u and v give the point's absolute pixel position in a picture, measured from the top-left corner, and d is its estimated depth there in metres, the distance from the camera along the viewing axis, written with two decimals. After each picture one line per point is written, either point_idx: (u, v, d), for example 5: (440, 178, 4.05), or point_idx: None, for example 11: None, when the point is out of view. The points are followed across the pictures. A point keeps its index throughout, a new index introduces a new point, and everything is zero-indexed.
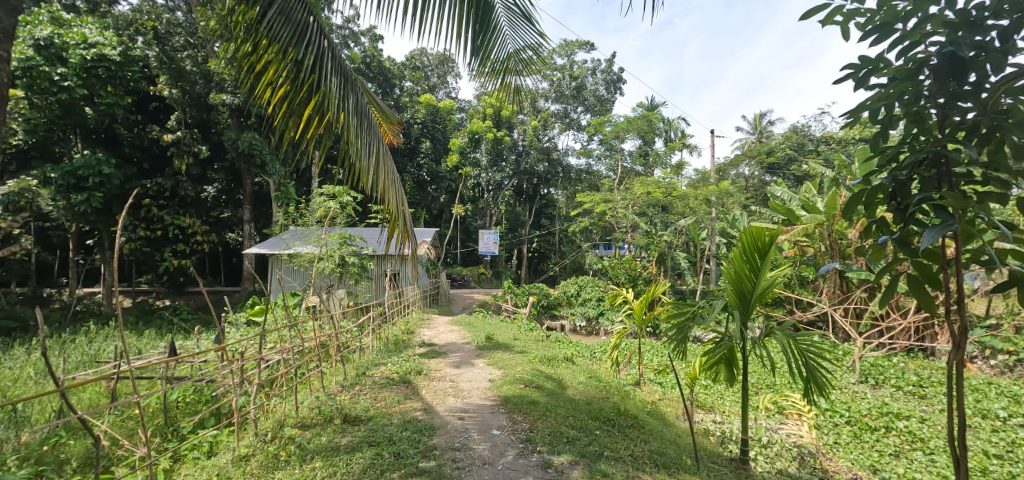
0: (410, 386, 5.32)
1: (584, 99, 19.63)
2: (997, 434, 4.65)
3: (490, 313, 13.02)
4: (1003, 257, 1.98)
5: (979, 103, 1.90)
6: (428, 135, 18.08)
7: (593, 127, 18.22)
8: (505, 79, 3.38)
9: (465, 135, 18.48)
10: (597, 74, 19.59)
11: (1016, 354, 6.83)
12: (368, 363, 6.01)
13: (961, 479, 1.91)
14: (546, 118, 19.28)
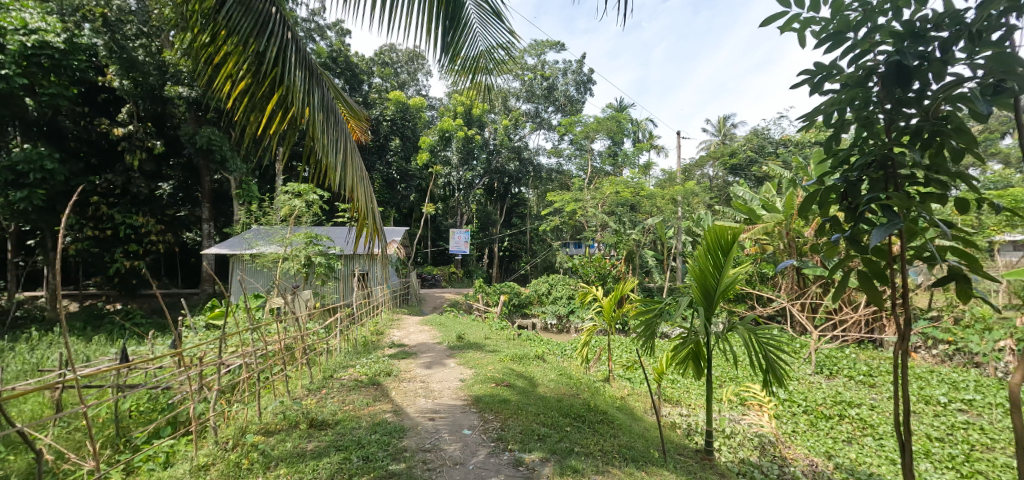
0: (379, 388, 5.22)
1: (555, 99, 19.80)
2: (939, 418, 4.99)
3: (460, 312, 12.96)
4: (944, 254, 2.12)
5: (921, 110, 2.02)
6: (397, 132, 17.76)
7: (564, 126, 18.36)
8: (476, 77, 3.38)
9: (436, 133, 18.28)
10: (567, 75, 19.76)
11: (953, 343, 7.35)
12: (335, 366, 5.87)
13: (906, 462, 2.04)
14: (517, 117, 19.33)
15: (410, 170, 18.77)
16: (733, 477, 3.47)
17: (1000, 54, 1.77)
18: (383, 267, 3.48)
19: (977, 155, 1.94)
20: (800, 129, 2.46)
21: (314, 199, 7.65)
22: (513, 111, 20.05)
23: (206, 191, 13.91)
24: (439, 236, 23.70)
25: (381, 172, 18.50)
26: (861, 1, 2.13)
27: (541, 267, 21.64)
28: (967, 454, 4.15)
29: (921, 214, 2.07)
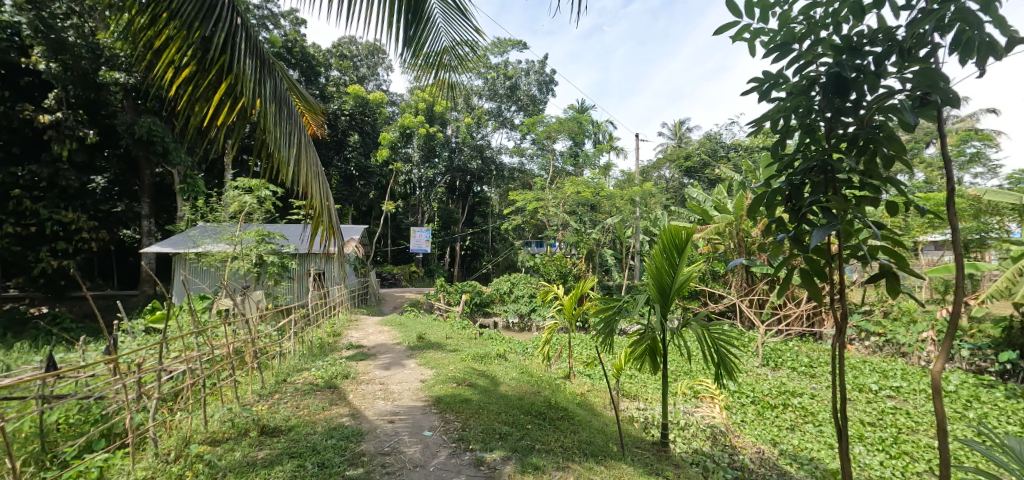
0: (336, 391, 5.06)
1: (516, 99, 19.92)
2: (870, 404, 5.41)
3: (420, 312, 12.78)
4: (876, 253, 2.29)
5: (857, 119, 2.17)
6: (357, 128, 17.22)
7: (526, 126, 18.44)
8: (441, 74, 3.34)
9: (396, 130, 17.91)
10: (530, 75, 19.91)
11: (882, 335, 7.97)
12: (288, 370, 5.64)
13: (841, 446, 2.20)
14: (479, 116, 19.25)
15: (369, 166, 18.32)
16: (687, 467, 3.61)
17: (926, 69, 1.94)
18: (340, 266, 3.36)
19: (905, 161, 2.11)
20: (749, 134, 2.59)
21: (267, 195, 7.31)
22: (475, 109, 19.98)
23: (145, 186, 13.00)
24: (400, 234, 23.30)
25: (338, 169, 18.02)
26: (805, 15, 2.27)
27: (503, 266, 21.70)
28: (895, 437, 4.51)
29: (857, 216, 2.23)
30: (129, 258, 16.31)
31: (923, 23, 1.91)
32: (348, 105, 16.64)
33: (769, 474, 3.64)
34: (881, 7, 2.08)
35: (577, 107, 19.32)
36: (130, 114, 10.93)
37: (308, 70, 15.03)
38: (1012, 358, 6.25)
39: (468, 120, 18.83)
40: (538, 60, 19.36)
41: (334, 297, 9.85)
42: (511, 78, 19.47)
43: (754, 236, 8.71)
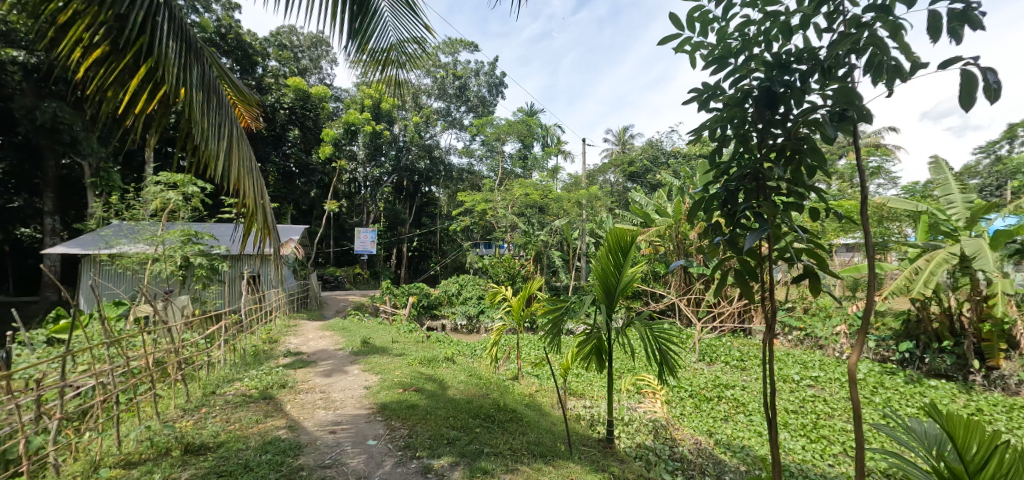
0: (272, 402, 4.75)
1: (466, 99, 19.82)
2: (794, 393, 5.89)
3: (363, 316, 12.34)
4: (800, 255, 2.51)
5: (785, 131, 2.37)
6: (297, 122, 16.32)
7: (475, 127, 18.34)
8: (387, 71, 3.26)
9: (340, 126, 17.08)
10: (479, 76, 19.87)
11: (803, 330, 8.72)
12: (217, 380, 5.23)
13: (771, 433, 2.38)
14: (428, 115, 18.88)
15: (311, 163, 17.43)
16: (631, 462, 3.74)
17: (844, 88, 2.15)
18: (276, 268, 3.18)
19: (825, 171, 2.33)
20: (689, 141, 2.75)
21: (195, 191, 6.72)
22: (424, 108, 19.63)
23: (49, 180, 11.59)
24: (342, 235, 22.43)
25: (276, 165, 16.80)
26: (739, 32, 2.45)
27: (451, 267, 21.46)
28: (815, 422, 4.94)
29: (783, 221, 2.43)
30: (27, 260, 14.54)
31: (842, 46, 2.12)
32: (287, 98, 15.58)
33: (706, 464, 3.85)
34: (806, 29, 2.29)
35: (526, 110, 19.49)
36: (31, 97, 9.59)
37: (243, 59, 14.00)
38: (910, 348, 7.10)
39: (416, 119, 18.38)
40: (488, 61, 19.37)
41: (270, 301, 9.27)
42: (460, 78, 19.35)
43: (692, 238, 9.23)
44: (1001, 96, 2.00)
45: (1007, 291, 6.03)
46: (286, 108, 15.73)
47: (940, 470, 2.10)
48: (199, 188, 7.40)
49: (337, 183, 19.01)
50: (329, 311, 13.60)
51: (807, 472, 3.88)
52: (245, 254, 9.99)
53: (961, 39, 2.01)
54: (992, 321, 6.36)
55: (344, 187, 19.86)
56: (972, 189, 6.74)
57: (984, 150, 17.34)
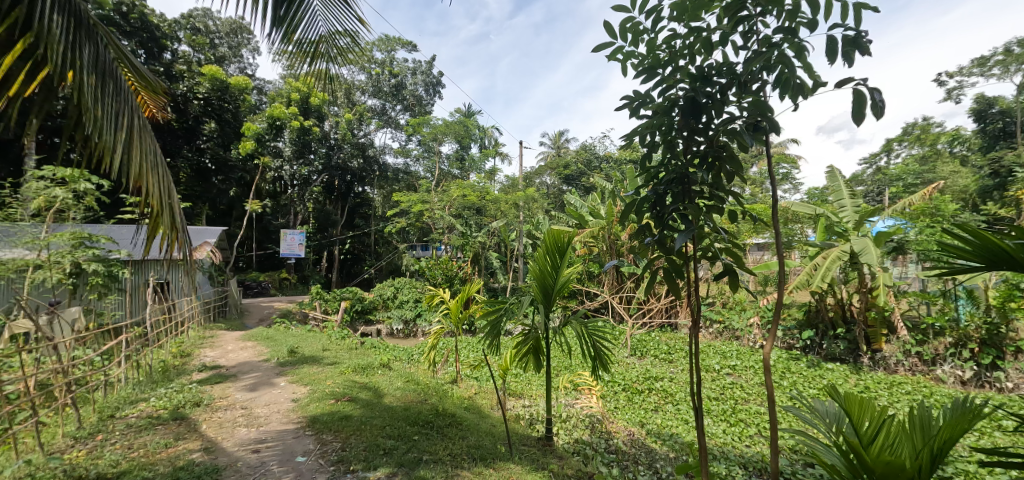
0: (186, 423, 4.32)
1: (402, 98, 19.35)
2: (716, 381, 6.38)
3: (290, 325, 11.59)
4: (721, 254, 2.72)
5: (707, 139, 2.57)
6: (212, 114, 14.41)
7: (411, 126, 17.82)
8: (317, 64, 3.10)
9: (265, 121, 15.66)
10: (416, 75, 19.47)
11: (721, 322, 9.45)
12: (116, 402, 4.65)
13: (698, 420, 2.55)
14: (361, 112, 18.16)
15: (229, 159, 15.87)
16: (570, 457, 3.85)
17: (757, 101, 2.38)
18: (188, 274, 2.91)
19: (742, 177, 2.55)
20: (621, 146, 2.89)
21: (91, 188, 5.86)
22: (357, 105, 18.87)
23: None
24: (265, 238, 20.90)
25: (188, 160, 14.81)
26: (667, 45, 2.63)
27: (387, 269, 20.98)
28: (734, 407, 5.38)
29: (706, 223, 2.64)
30: None
31: (756, 62, 2.33)
32: (202, 87, 13.72)
33: (639, 454, 4.04)
34: (725, 45, 2.51)
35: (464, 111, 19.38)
36: None
37: (149, 41, 12.75)
38: (811, 335, 7.98)
39: (348, 116, 17.53)
40: (425, 60, 19.06)
41: (182, 311, 8.37)
42: (396, 76, 18.98)
43: (623, 239, 9.72)
44: (885, 113, 2.31)
45: (887, 283, 7.01)
46: (199, 98, 13.82)
47: (838, 441, 2.36)
48: (92, 185, 6.52)
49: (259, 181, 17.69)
50: (250, 321, 12.59)
51: (728, 454, 4.20)
52: (148, 260, 8.95)
53: (853, 62, 2.29)
54: (876, 309, 7.28)
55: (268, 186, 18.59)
56: (857, 195, 7.72)
57: (869, 161, 19.96)
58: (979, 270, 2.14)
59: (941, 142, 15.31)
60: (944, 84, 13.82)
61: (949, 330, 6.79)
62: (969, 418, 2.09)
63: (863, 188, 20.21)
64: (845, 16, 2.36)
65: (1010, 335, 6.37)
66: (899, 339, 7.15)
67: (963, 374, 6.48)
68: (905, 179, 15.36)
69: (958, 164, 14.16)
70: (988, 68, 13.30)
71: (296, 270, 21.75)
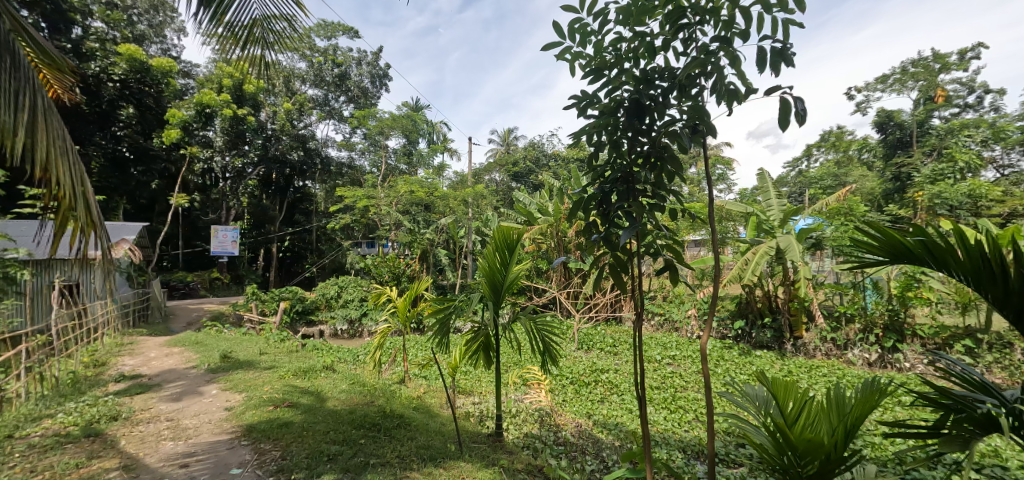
0: (100, 440, 3.91)
1: (346, 89, 18.57)
2: (657, 371, 6.71)
3: (222, 328, 10.80)
4: (663, 250, 2.86)
5: (650, 140, 2.68)
6: (132, 98, 13.53)
7: (356, 119, 17.14)
8: (251, 49, 2.98)
9: (191, 107, 14.29)
10: (362, 66, 18.78)
11: (661, 315, 9.95)
12: (15, 420, 4.11)
13: (642, 410, 2.65)
14: (301, 102, 17.19)
15: (150, 148, 14.60)
16: (520, 452, 3.90)
17: (696, 106, 2.52)
18: None
19: (682, 177, 2.69)
20: (569, 145, 2.95)
21: None
22: (296, 94, 17.87)
23: None
24: (193, 234, 19.36)
25: (101, 148, 13.56)
26: (614, 47, 2.71)
27: (330, 268, 20.29)
28: (673, 395, 5.68)
29: (649, 220, 2.76)
30: None
31: (695, 68, 2.46)
32: (118, 68, 12.55)
33: (586, 444, 4.16)
34: (667, 50, 2.62)
35: (412, 105, 18.93)
36: None
37: (53, 14, 11.34)
38: (741, 325, 8.62)
39: (287, 105, 16.44)
40: (371, 51, 18.42)
41: (94, 316, 7.57)
42: (340, 66, 18.20)
43: (570, 236, 9.95)
44: (807, 120, 2.51)
45: (807, 276, 7.69)
46: (116, 79, 12.69)
47: (766, 422, 2.56)
48: None
49: (185, 173, 16.34)
50: (177, 324, 11.61)
51: (668, 439, 4.43)
52: (55, 259, 8.00)
53: (780, 71, 2.47)
54: (797, 300, 7.96)
55: (195, 178, 17.21)
56: (782, 195, 8.29)
57: (792, 164, 21.80)
58: (883, 262, 2.42)
59: (852, 149, 17.00)
60: (854, 97, 15.39)
61: (858, 317, 7.55)
62: (876, 396, 2.35)
63: (787, 190, 22.00)
64: (774, 29, 2.53)
65: (907, 320, 7.19)
66: (818, 326, 7.85)
67: (869, 356, 7.23)
68: (822, 181, 16.91)
69: (866, 169, 15.78)
70: (889, 84, 14.90)
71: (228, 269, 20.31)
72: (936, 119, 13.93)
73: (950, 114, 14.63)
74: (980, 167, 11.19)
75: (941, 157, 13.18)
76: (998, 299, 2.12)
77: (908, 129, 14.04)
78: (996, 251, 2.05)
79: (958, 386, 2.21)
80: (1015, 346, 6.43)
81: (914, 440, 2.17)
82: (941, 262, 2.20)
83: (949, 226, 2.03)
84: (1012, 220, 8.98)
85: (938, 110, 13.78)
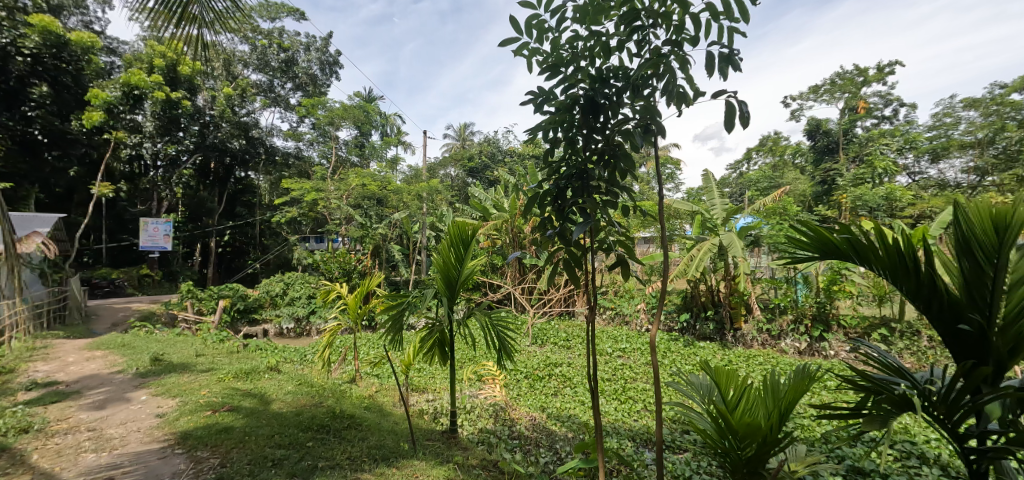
0: (7, 455, 3.53)
1: (293, 75, 17.67)
2: (609, 363, 6.94)
3: (153, 328, 9.99)
4: (616, 247, 2.95)
5: (604, 138, 2.75)
6: (48, 76, 12.24)
7: (304, 107, 16.33)
8: (187, 28, 2.80)
9: (117, 88, 13.19)
10: (311, 52, 17.93)
11: (612, 309, 10.29)
12: None
13: (596, 402, 2.71)
14: (243, 87, 16.13)
15: (67, 131, 13.23)
16: (474, 447, 3.90)
17: (648, 106, 2.61)
18: None
19: (634, 174, 2.78)
20: (525, 140, 2.97)
21: None
22: (238, 78, 16.82)
23: None
24: (119, 227, 17.44)
25: None
26: (570, 45, 2.76)
27: (275, 264, 19.34)
28: (624, 386, 5.88)
29: (603, 216, 2.85)
30: None
31: (648, 69, 2.54)
32: (29, 41, 11.20)
33: (541, 437, 4.22)
34: (621, 50, 2.69)
35: (364, 95, 18.30)
36: None
37: None
38: (687, 318, 9.09)
39: (227, 89, 15.36)
40: (320, 36, 17.62)
41: None
42: (286, 51, 17.29)
43: (525, 232, 10.04)
44: (750, 123, 2.67)
45: (746, 271, 8.20)
46: (26, 54, 11.34)
47: (710, 409, 2.72)
48: None
49: (109, 160, 14.97)
50: (100, 326, 10.62)
51: (619, 429, 4.59)
52: None
53: (726, 76, 2.60)
54: (737, 294, 8.48)
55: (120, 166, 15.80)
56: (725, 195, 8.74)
57: (733, 166, 23.13)
58: (814, 258, 2.64)
59: (787, 154, 18.27)
60: (789, 106, 16.56)
61: (790, 309, 8.15)
62: (808, 381, 2.54)
63: (728, 190, 23.35)
64: (720, 35, 2.66)
65: (832, 312, 7.86)
66: (754, 318, 8.40)
67: (800, 345, 7.84)
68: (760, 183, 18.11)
69: (798, 172, 17.03)
70: (820, 95, 16.14)
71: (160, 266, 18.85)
72: (858, 128, 15.27)
73: (870, 124, 16.09)
74: (895, 173, 12.41)
75: (863, 163, 14.51)
76: (912, 292, 2.36)
77: (834, 137, 15.28)
78: (910, 247, 2.27)
79: (877, 370, 2.45)
80: (921, 334, 7.21)
81: (839, 420, 2.39)
82: (863, 257, 2.43)
83: (872, 225, 2.23)
84: (922, 221, 10.05)
85: (860, 120, 15.08)
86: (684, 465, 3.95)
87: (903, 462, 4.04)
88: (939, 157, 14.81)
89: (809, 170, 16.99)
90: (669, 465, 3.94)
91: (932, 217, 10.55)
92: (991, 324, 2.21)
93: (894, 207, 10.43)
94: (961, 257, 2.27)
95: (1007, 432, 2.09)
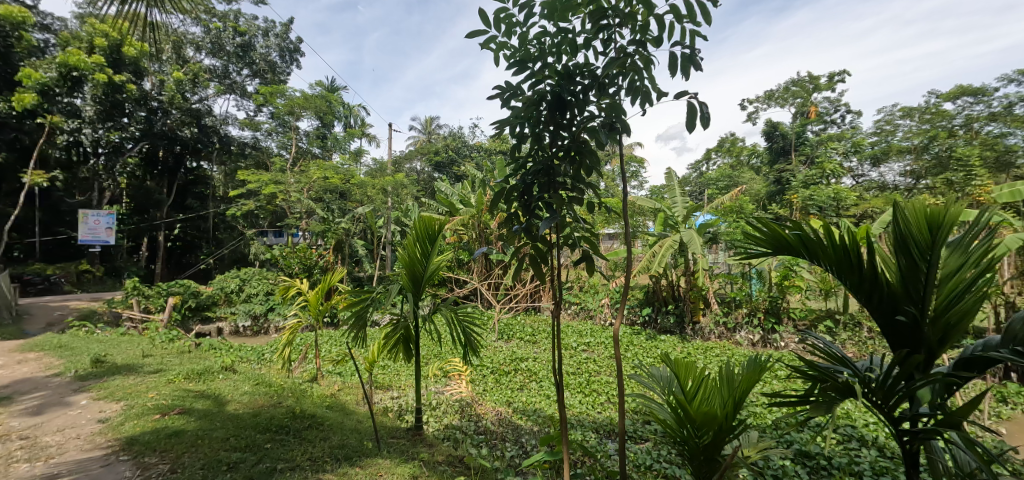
0: None
1: (250, 61, 16.87)
2: (575, 357, 7.07)
3: (94, 328, 9.33)
4: (580, 242, 2.97)
5: (570, 135, 2.77)
6: None
7: (262, 95, 15.68)
8: (133, 6, 2.61)
9: (52, 68, 12.17)
10: (269, 37, 17.20)
11: (577, 304, 10.49)
12: None
13: (559, 397, 2.72)
14: (195, 71, 15.23)
15: None
16: (440, 444, 3.88)
17: (614, 103, 2.64)
18: None
19: (599, 171, 2.81)
20: (491, 136, 2.95)
21: None
22: (189, 62, 15.91)
23: None
24: (55, 219, 15.58)
25: None
26: (537, 41, 2.76)
27: (229, 259, 18.47)
28: (588, 379, 6.01)
29: (567, 212, 2.88)
30: None
31: (614, 67, 2.57)
32: None
33: (506, 431, 4.25)
34: (588, 48, 2.72)
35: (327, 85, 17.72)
36: None
37: None
38: (648, 312, 9.41)
39: (177, 74, 14.54)
40: (280, 22, 16.91)
41: None
42: (242, 35, 16.50)
43: (491, 227, 10.07)
44: (710, 123, 2.75)
45: (704, 266, 8.54)
46: None
47: (670, 401, 2.82)
48: None
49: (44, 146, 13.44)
50: (32, 326, 9.79)
51: (584, 421, 4.69)
52: None
53: (688, 77, 2.67)
54: (696, 289, 8.82)
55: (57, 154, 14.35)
56: (685, 194, 9.11)
57: (694, 166, 23.99)
58: (766, 254, 2.81)
59: (743, 155, 19.12)
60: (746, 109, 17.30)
61: (744, 303, 8.54)
62: (760, 372, 2.67)
63: (689, 189, 24.22)
64: (683, 37, 2.73)
65: (783, 305, 8.31)
66: (712, 312, 8.77)
67: (753, 337, 8.26)
68: (718, 183, 18.87)
69: (753, 173, 17.86)
70: (773, 100, 16.95)
71: (100, 260, 17.64)
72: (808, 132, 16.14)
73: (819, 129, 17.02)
74: (841, 175, 13.21)
75: (813, 165, 15.34)
76: (855, 286, 2.53)
77: (788, 140, 16.08)
78: (854, 245, 2.44)
79: (822, 360, 2.61)
80: (862, 325, 7.76)
81: (787, 407, 2.52)
82: (812, 254, 2.60)
83: (821, 225, 2.39)
84: (863, 220, 10.76)
85: (811, 124, 15.93)
86: (645, 454, 4.09)
87: (844, 444, 4.33)
88: (880, 161, 15.90)
89: (763, 170, 17.83)
90: (632, 455, 4.06)
91: (873, 217, 11.34)
92: (924, 315, 2.40)
93: (841, 206, 11.10)
94: (899, 254, 2.44)
95: (936, 415, 2.28)
